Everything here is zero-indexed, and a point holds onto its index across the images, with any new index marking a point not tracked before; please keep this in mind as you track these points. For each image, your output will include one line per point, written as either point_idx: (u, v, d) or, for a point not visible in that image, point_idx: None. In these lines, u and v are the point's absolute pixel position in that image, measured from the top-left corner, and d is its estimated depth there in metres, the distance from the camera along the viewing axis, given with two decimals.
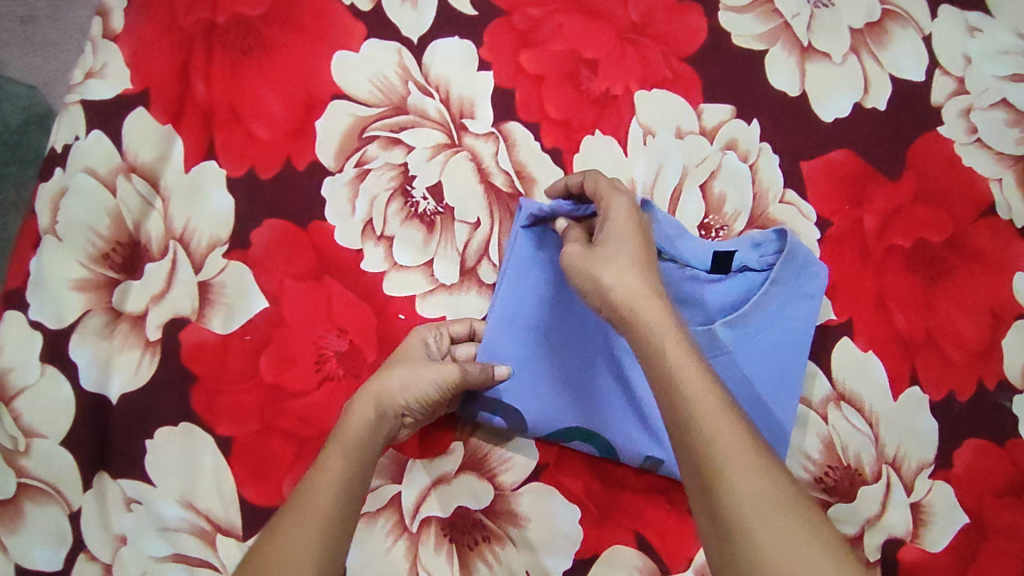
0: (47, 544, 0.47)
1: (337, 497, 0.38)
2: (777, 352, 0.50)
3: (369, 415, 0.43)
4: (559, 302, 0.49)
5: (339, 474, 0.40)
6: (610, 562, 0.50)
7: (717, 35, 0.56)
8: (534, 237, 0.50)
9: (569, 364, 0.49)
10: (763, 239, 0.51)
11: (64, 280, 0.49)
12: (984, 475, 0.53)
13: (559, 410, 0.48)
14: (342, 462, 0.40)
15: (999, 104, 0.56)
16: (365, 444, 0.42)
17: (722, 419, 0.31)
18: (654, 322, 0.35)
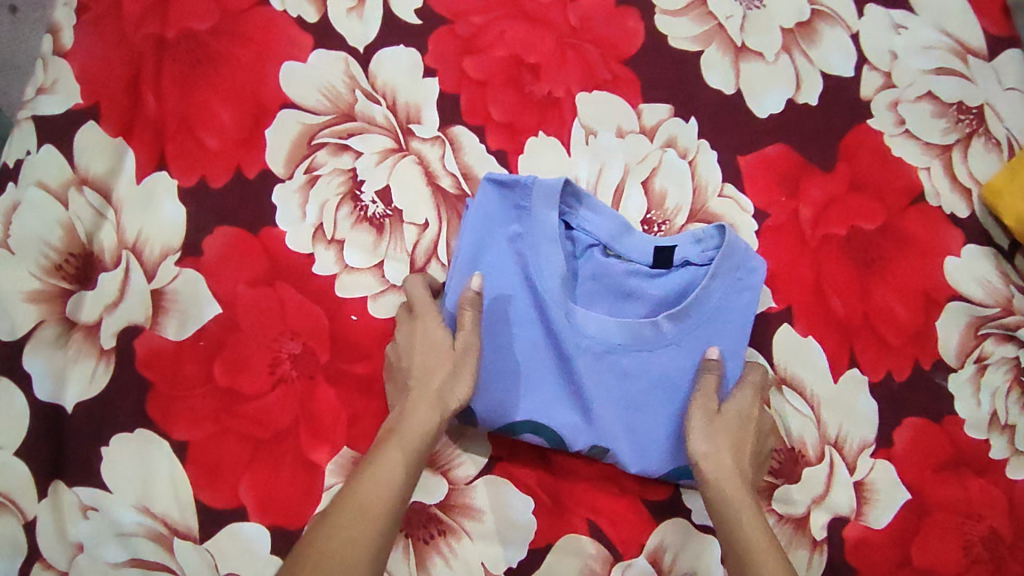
0: (2, 554, 0.47)
1: (395, 494, 0.42)
2: (720, 344, 0.51)
3: (430, 417, 0.45)
4: (508, 300, 0.50)
5: (402, 475, 0.43)
6: (565, 550, 0.51)
7: (654, 38, 0.58)
8: (479, 235, 0.50)
9: (519, 359, 0.50)
10: (705, 234, 0.52)
11: (16, 292, 0.49)
12: (922, 452, 0.55)
13: (510, 406, 0.49)
14: (402, 461, 0.43)
15: (924, 96, 0.59)
16: (419, 444, 0.45)
17: (765, 544, 0.44)
18: (731, 491, 0.46)
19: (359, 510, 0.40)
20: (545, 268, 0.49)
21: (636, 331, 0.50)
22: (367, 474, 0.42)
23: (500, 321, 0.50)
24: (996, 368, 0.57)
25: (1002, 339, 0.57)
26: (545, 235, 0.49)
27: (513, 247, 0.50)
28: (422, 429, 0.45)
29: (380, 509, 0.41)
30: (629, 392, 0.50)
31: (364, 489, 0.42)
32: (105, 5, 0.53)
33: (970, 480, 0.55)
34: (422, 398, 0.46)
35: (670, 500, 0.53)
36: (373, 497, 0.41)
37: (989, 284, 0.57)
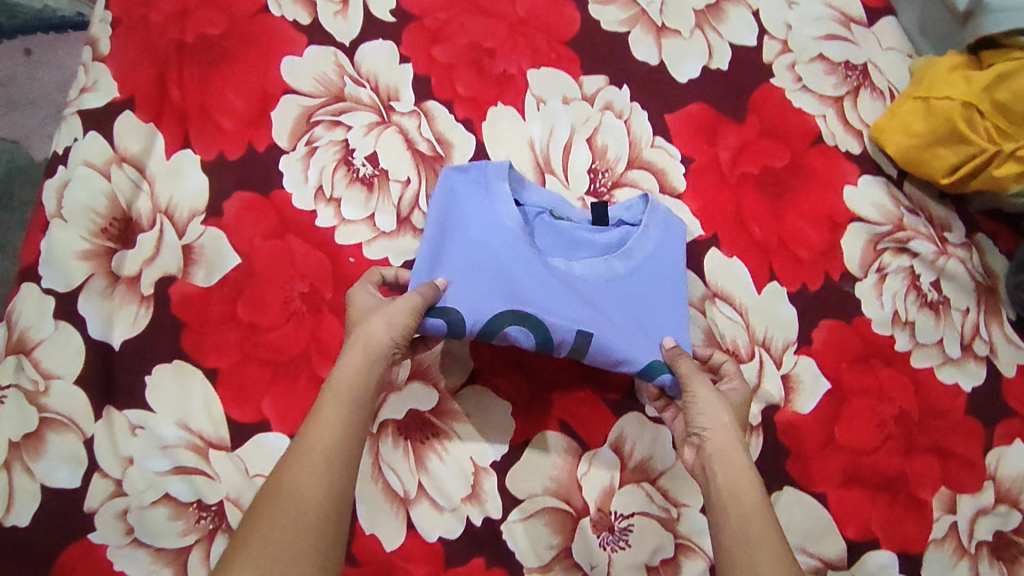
0: (67, 466, 0.56)
1: (338, 434, 0.48)
2: (664, 278, 0.60)
3: (358, 361, 0.51)
4: (481, 235, 0.58)
5: (338, 417, 0.48)
6: (540, 444, 0.62)
7: (589, 23, 0.70)
8: (450, 192, 0.60)
9: (499, 275, 0.56)
10: (633, 202, 0.64)
11: (70, 252, 0.60)
12: (838, 348, 0.66)
13: (493, 307, 0.55)
14: (340, 407, 0.49)
15: (817, 58, 0.71)
16: (354, 388, 0.50)
17: (750, 486, 0.50)
18: (726, 444, 0.52)
19: (309, 457, 0.46)
20: (510, 219, 0.58)
21: (593, 268, 0.59)
22: (313, 421, 0.48)
23: (478, 258, 0.57)
24: (894, 276, 0.68)
25: (898, 251, 0.68)
26: (504, 198, 0.59)
27: (481, 205, 0.59)
28: (352, 374, 0.50)
29: (320, 454, 0.47)
30: (597, 312, 0.57)
31: (312, 435, 0.47)
32: (135, 18, 0.64)
33: (880, 369, 0.66)
34: (354, 347, 0.51)
35: (625, 398, 0.64)
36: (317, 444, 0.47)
37: (881, 207, 0.69)
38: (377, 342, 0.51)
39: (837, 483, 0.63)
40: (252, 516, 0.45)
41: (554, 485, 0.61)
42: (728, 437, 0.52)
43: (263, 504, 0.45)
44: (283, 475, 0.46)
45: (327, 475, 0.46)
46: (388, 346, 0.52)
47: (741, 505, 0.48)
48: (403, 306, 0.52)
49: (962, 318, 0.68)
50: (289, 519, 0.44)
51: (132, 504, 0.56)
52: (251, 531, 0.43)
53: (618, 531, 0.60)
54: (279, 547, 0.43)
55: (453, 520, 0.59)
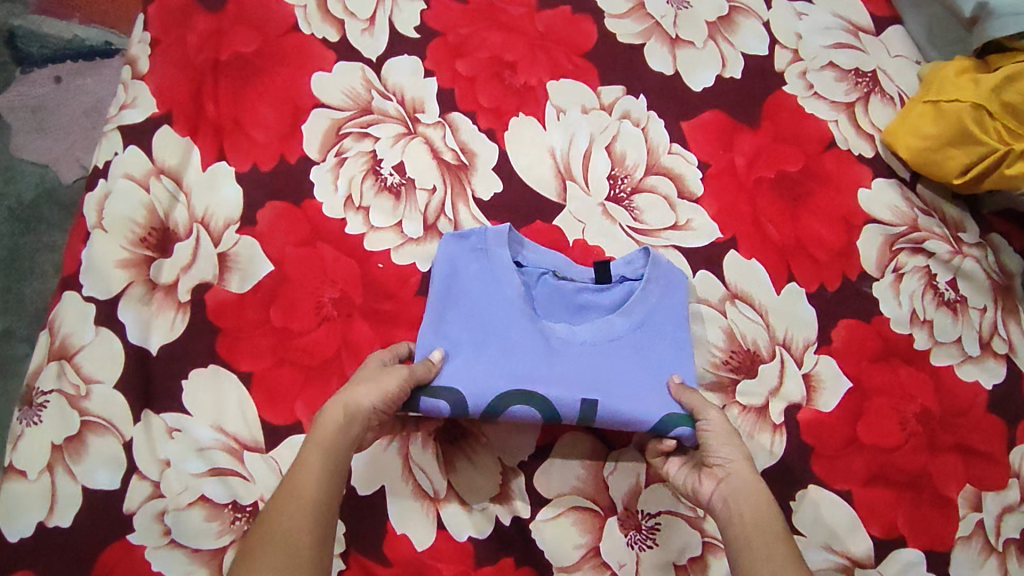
0: (107, 467, 0.57)
1: (322, 487, 0.48)
2: (671, 335, 0.61)
3: (339, 419, 0.51)
4: (481, 304, 0.59)
5: (321, 468, 0.49)
6: (566, 444, 0.63)
7: (606, 35, 0.72)
8: (450, 258, 0.61)
9: (499, 346, 0.58)
10: (634, 256, 0.64)
11: (110, 261, 0.62)
12: (859, 347, 0.66)
13: (490, 384, 0.56)
14: (322, 457, 0.49)
15: (827, 66, 0.74)
16: (337, 444, 0.50)
17: (774, 519, 0.50)
18: (746, 477, 0.53)
19: (295, 507, 0.47)
20: (512, 291, 0.59)
21: (598, 330, 0.60)
22: (294, 475, 0.49)
23: (475, 324, 0.58)
24: (911, 275, 0.69)
25: (913, 252, 0.69)
26: (505, 266, 0.60)
27: (484, 276, 0.60)
28: (333, 429, 0.51)
29: (308, 506, 0.47)
30: (604, 377, 0.58)
31: (296, 484, 0.48)
32: (172, 37, 0.67)
33: (901, 368, 0.66)
34: (332, 405, 0.52)
35: None
36: (300, 493, 0.48)
37: (896, 208, 0.70)
38: (358, 404, 0.52)
39: (862, 482, 0.63)
40: (237, 568, 0.45)
41: (582, 486, 0.62)
42: (739, 472, 0.53)
43: (249, 551, 0.46)
44: (273, 523, 0.46)
45: (311, 522, 0.47)
46: (370, 413, 0.52)
47: (764, 533, 0.48)
48: (392, 376, 0.54)
49: (980, 317, 0.68)
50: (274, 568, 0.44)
51: (169, 505, 0.57)
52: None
53: (645, 530, 0.61)
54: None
55: (482, 520, 0.60)
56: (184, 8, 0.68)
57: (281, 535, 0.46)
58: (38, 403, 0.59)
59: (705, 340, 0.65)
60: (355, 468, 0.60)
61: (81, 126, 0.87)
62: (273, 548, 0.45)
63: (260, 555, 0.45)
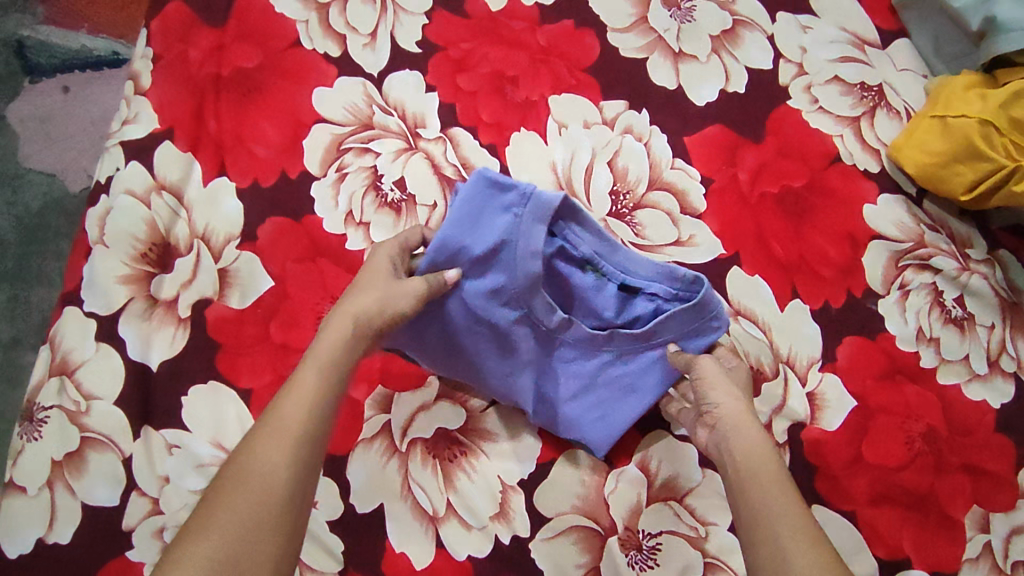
0: (106, 484, 0.57)
1: (315, 404, 0.47)
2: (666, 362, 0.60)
3: (345, 334, 0.50)
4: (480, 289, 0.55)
5: (314, 386, 0.47)
6: (567, 463, 0.62)
7: (608, 50, 0.72)
8: (475, 202, 0.53)
9: (467, 336, 0.58)
10: (683, 277, 0.57)
11: (111, 277, 0.62)
12: (864, 365, 0.66)
13: (439, 363, 0.60)
14: (318, 375, 0.48)
15: (833, 80, 0.73)
16: (337, 363, 0.49)
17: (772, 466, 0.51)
18: (740, 422, 0.53)
19: (276, 434, 0.45)
20: (515, 285, 0.54)
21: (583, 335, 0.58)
22: (288, 391, 0.47)
23: (466, 305, 0.56)
24: (917, 292, 0.68)
25: (919, 268, 0.68)
26: (529, 245, 0.53)
27: (501, 253, 0.54)
28: (331, 345, 0.49)
29: (297, 425, 0.46)
30: (566, 372, 0.61)
31: (282, 410, 0.46)
32: (175, 53, 0.67)
33: (906, 386, 0.65)
34: (341, 317, 0.51)
35: (652, 415, 0.64)
36: (280, 414, 0.46)
37: (902, 224, 0.70)
38: (366, 317, 0.51)
39: (866, 502, 0.62)
40: (216, 489, 0.44)
41: (583, 504, 0.61)
42: (737, 422, 0.54)
43: (224, 475, 0.44)
44: (253, 447, 0.45)
45: (293, 450, 0.45)
46: (375, 321, 0.51)
47: (765, 485, 0.49)
48: (406, 293, 0.52)
49: (988, 335, 0.67)
50: (246, 497, 0.43)
51: (168, 522, 0.57)
52: (213, 508, 0.42)
53: (646, 549, 0.60)
54: (237, 525, 0.42)
55: (481, 538, 0.59)
56: (186, 23, 0.68)
57: (266, 454, 0.44)
58: (39, 419, 0.59)
59: None
60: (354, 486, 0.60)
61: (88, 136, 0.87)
62: (248, 477, 0.43)
63: (242, 473, 0.43)
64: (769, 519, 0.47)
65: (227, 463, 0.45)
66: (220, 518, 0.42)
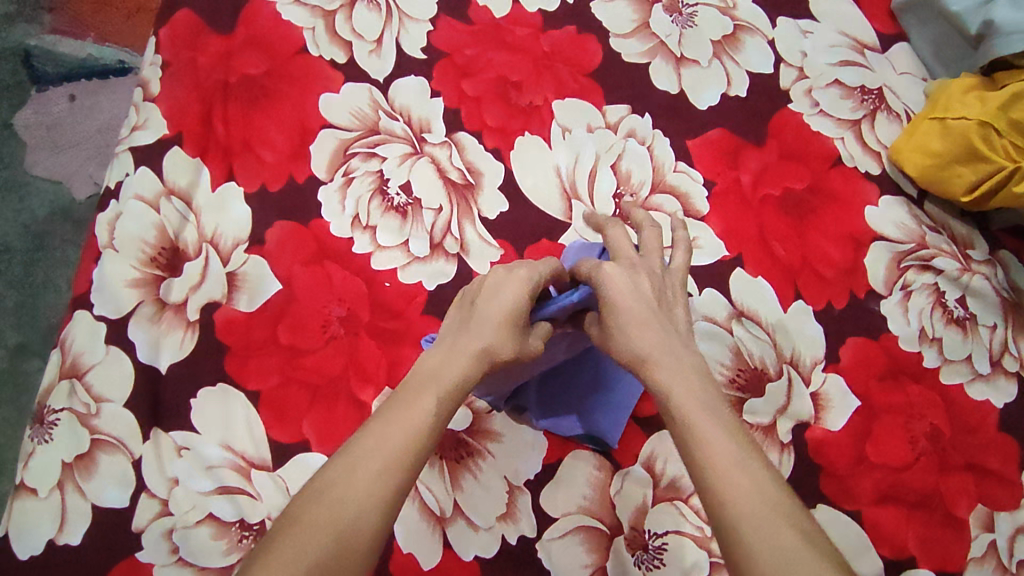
0: (116, 486, 0.58)
1: (428, 433, 0.42)
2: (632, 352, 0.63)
3: (472, 365, 0.47)
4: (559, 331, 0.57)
5: (433, 417, 0.43)
6: (573, 463, 0.63)
7: (611, 55, 0.73)
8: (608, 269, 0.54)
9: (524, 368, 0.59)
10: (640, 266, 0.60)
11: (121, 281, 0.63)
12: (867, 365, 0.66)
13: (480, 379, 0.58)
14: (436, 403, 0.44)
15: (833, 83, 0.74)
16: (456, 392, 0.45)
17: (707, 422, 0.43)
18: (664, 373, 0.46)
19: (385, 452, 0.40)
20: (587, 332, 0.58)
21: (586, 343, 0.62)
22: (406, 409, 0.43)
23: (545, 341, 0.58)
24: (919, 293, 0.68)
25: (921, 268, 0.69)
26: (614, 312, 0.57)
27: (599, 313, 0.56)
28: (451, 370, 0.46)
29: (408, 450, 0.41)
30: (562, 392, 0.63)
31: (397, 431, 0.42)
32: (183, 60, 0.68)
33: (909, 386, 0.66)
34: (469, 348, 0.47)
35: (657, 416, 0.64)
36: (389, 440, 0.41)
37: (903, 226, 0.70)
38: (497, 352, 0.48)
39: (871, 501, 0.62)
40: (308, 493, 0.39)
41: (589, 504, 0.61)
42: (668, 354, 0.47)
43: (311, 494, 0.39)
44: (351, 471, 0.39)
45: (400, 483, 0.40)
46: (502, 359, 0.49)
47: (710, 445, 0.41)
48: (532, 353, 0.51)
49: (990, 335, 0.68)
50: (335, 526, 0.37)
51: (177, 523, 0.58)
52: (302, 512, 0.38)
53: (652, 549, 0.60)
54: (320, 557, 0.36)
55: (488, 538, 0.60)
56: (194, 31, 0.69)
57: (369, 473, 0.39)
58: (49, 422, 0.59)
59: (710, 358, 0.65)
60: None
61: (93, 143, 0.88)
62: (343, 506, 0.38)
63: (344, 484, 0.39)
64: (720, 490, 0.40)
65: (323, 471, 0.41)
66: (307, 549, 0.36)
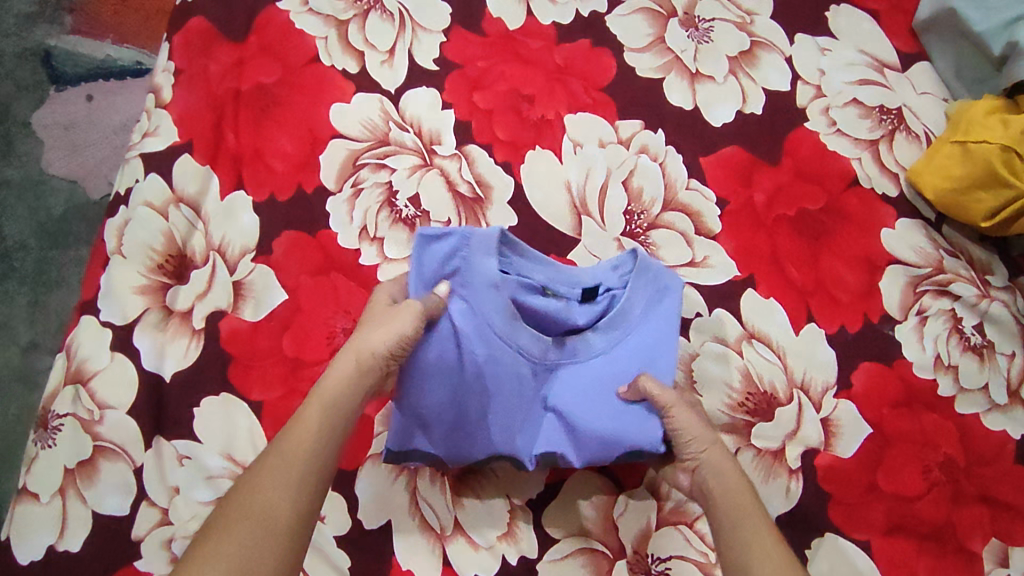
0: (117, 494, 0.58)
1: (318, 437, 0.48)
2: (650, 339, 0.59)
3: (350, 369, 0.51)
4: (447, 361, 0.54)
5: (322, 425, 0.48)
6: (576, 485, 0.62)
7: (624, 69, 0.72)
8: (426, 246, 0.56)
9: (451, 399, 0.55)
10: (621, 261, 0.62)
11: (128, 287, 0.63)
12: (880, 392, 0.64)
13: (437, 429, 0.56)
14: (321, 411, 0.49)
15: (851, 102, 0.72)
16: (346, 393, 0.50)
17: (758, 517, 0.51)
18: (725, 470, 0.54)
19: (280, 460, 0.47)
20: (478, 330, 0.55)
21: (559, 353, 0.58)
22: (296, 422, 0.48)
23: (446, 367, 0.54)
24: (936, 318, 0.67)
25: (938, 294, 0.67)
26: (485, 276, 0.55)
27: (470, 310, 0.55)
28: (343, 372, 0.50)
29: (300, 456, 0.47)
30: (578, 399, 0.57)
31: (290, 439, 0.47)
32: (195, 67, 0.68)
33: (923, 414, 0.64)
34: (344, 354, 0.51)
35: None
36: (291, 451, 0.47)
37: (921, 249, 0.69)
38: (365, 352, 0.51)
39: (880, 532, 0.61)
40: (225, 509, 0.45)
41: (591, 526, 0.60)
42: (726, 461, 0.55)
43: (225, 513, 0.45)
44: (256, 477, 0.46)
45: (296, 481, 0.46)
46: (382, 360, 0.51)
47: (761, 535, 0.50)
48: (404, 315, 0.51)
49: (1008, 364, 0.66)
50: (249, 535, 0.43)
51: (177, 533, 0.57)
52: (218, 527, 0.44)
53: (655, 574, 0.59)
54: (238, 561, 0.42)
55: (488, 558, 0.59)
56: (207, 39, 0.69)
57: (269, 481, 0.46)
58: (54, 426, 0.60)
59: (718, 381, 0.64)
60: (362, 502, 0.59)
61: (108, 144, 0.88)
62: (254, 508, 0.44)
63: (248, 494, 0.45)
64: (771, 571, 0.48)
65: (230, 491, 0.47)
66: (222, 556, 0.42)
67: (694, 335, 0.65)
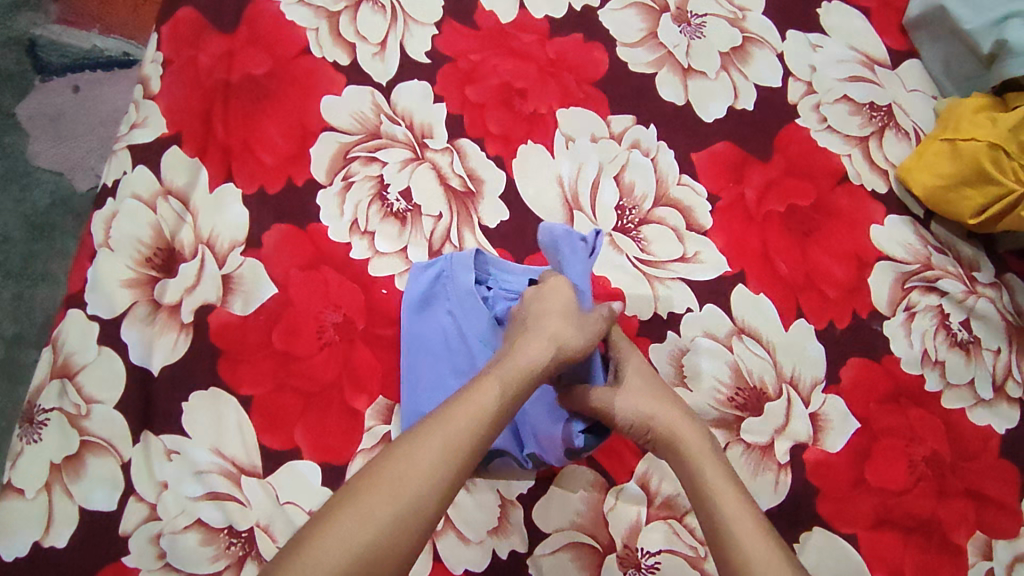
0: (104, 489, 0.57)
1: (490, 416, 0.45)
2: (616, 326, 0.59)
3: (545, 356, 0.50)
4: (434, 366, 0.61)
5: (495, 405, 0.45)
6: (567, 480, 0.62)
7: (617, 63, 0.72)
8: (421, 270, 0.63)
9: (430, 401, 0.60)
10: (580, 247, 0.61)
11: (115, 280, 0.62)
12: (868, 387, 0.65)
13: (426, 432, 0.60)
14: (500, 390, 0.46)
15: (842, 99, 0.73)
16: (527, 375, 0.49)
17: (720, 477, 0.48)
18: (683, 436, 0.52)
19: (442, 429, 0.43)
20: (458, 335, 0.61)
21: None
22: (471, 392, 0.45)
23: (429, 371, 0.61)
24: (923, 314, 0.67)
25: (925, 290, 0.68)
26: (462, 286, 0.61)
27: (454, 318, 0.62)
28: (528, 359, 0.49)
29: (466, 427, 0.43)
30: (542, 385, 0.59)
31: (456, 409, 0.44)
32: (184, 58, 0.67)
33: (910, 409, 0.65)
34: (534, 339, 0.51)
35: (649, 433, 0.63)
36: (455, 420, 0.43)
37: (909, 245, 0.69)
38: (565, 346, 0.52)
39: (867, 525, 0.61)
40: (376, 468, 0.41)
41: (581, 521, 0.61)
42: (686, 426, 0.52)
43: (376, 472, 0.41)
44: (419, 439, 0.42)
45: (457, 455, 0.42)
46: (567, 354, 0.52)
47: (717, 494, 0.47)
48: (595, 322, 0.55)
49: (993, 359, 0.67)
50: (395, 503, 0.39)
51: (165, 529, 0.57)
52: (366, 487, 0.40)
53: (644, 568, 0.60)
54: (382, 529, 0.38)
55: (478, 552, 0.59)
56: (196, 29, 0.68)
57: (423, 448, 0.42)
58: (39, 421, 0.59)
59: (708, 377, 0.64)
60: None
61: (95, 135, 0.87)
62: (410, 479, 0.40)
63: (405, 454, 0.41)
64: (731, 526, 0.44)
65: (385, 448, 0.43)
66: (371, 518, 0.38)
67: (684, 330, 0.65)
